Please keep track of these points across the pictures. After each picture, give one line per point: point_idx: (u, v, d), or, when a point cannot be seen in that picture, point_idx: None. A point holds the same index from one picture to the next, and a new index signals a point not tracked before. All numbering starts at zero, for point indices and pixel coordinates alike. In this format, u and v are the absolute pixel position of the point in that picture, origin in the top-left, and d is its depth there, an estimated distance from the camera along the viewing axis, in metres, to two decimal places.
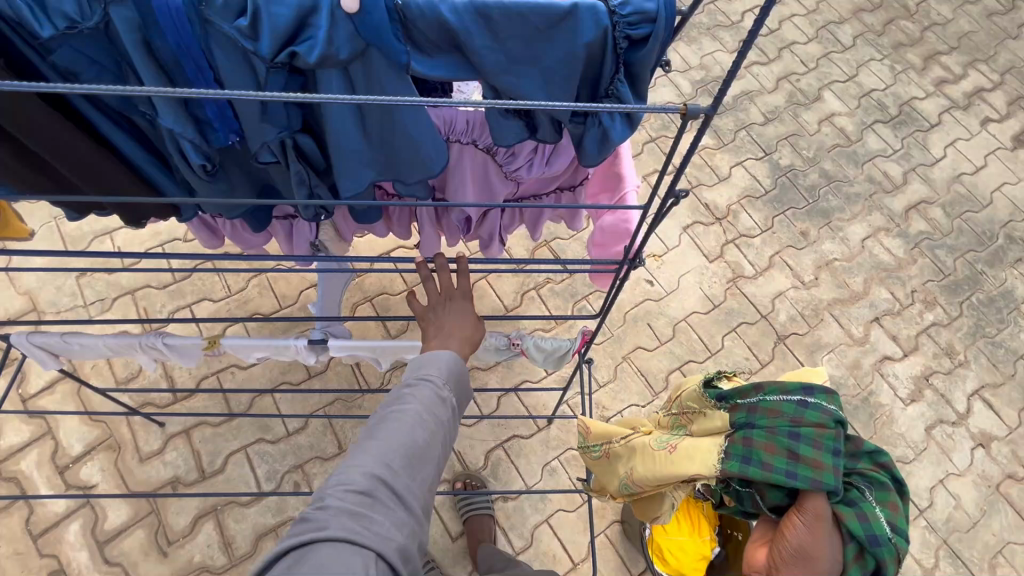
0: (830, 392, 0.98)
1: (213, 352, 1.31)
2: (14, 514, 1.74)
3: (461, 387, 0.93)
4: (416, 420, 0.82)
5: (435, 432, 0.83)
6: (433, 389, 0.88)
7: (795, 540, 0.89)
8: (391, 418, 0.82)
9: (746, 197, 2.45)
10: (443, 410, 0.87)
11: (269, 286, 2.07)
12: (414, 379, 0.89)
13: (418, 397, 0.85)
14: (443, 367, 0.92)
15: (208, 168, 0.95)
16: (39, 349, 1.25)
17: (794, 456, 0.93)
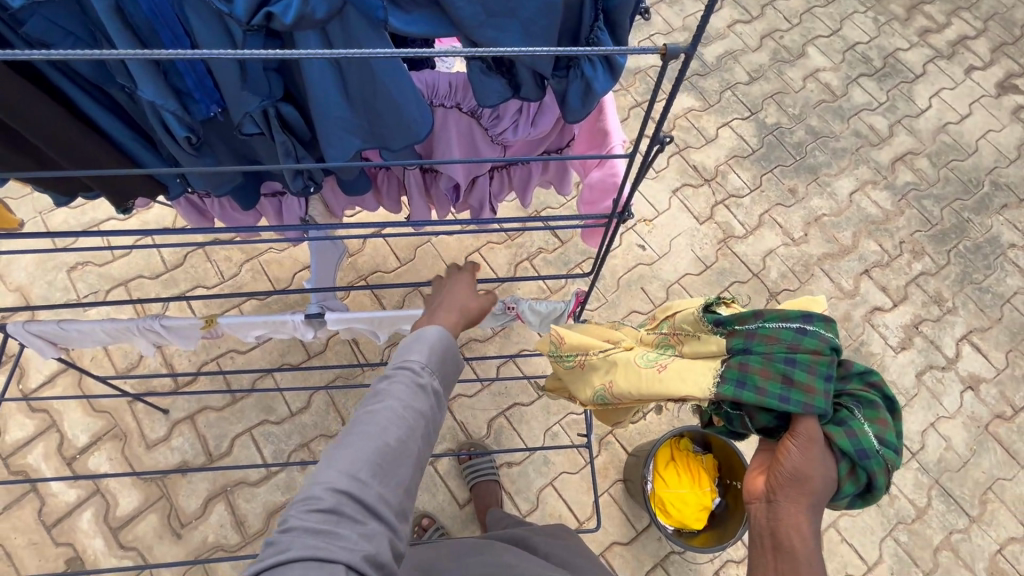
0: (828, 318, 0.86)
1: (211, 333, 1.32)
2: (26, 506, 1.76)
3: (444, 372, 0.91)
4: (388, 419, 0.80)
5: (411, 427, 0.81)
6: (410, 381, 0.85)
7: (790, 464, 0.80)
8: (364, 420, 0.80)
9: (734, 157, 2.46)
10: (421, 401, 0.85)
11: (262, 271, 2.08)
12: (391, 371, 0.86)
13: (392, 393, 0.83)
14: (423, 354, 0.90)
15: (192, 141, 0.94)
16: (38, 338, 1.26)
17: (787, 381, 0.83)
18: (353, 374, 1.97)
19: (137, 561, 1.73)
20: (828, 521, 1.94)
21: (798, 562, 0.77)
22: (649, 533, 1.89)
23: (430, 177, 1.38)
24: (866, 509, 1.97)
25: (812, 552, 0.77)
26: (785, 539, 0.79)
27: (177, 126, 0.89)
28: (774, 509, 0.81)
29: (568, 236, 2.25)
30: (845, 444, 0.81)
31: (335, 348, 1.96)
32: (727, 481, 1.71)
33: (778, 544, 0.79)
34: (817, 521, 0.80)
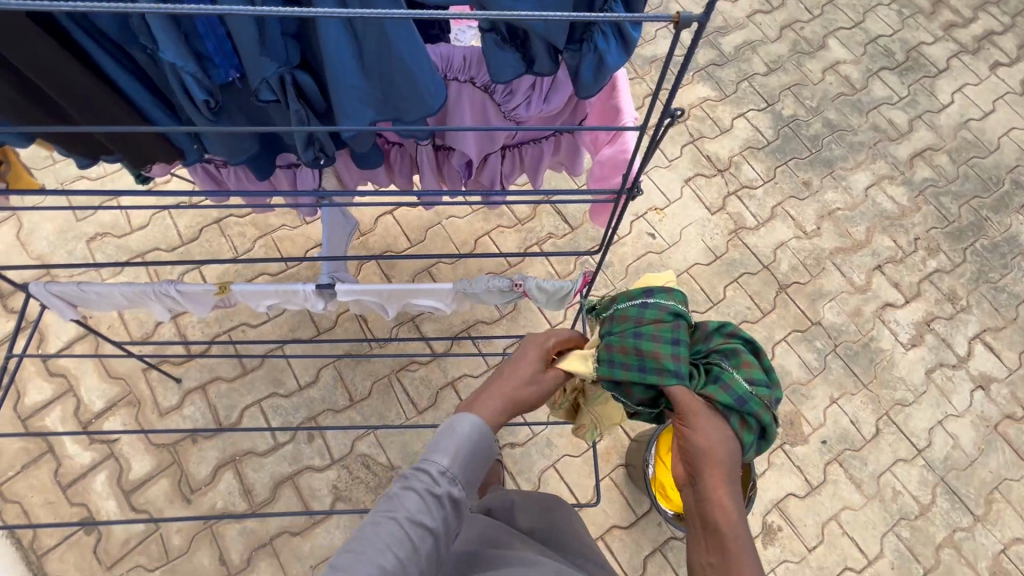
0: (668, 289, 0.97)
1: (225, 300, 1.35)
2: (44, 466, 1.82)
3: (468, 476, 0.87)
4: (393, 536, 0.79)
5: (417, 544, 0.80)
6: (425, 490, 0.83)
7: (691, 441, 0.83)
8: (369, 532, 0.80)
9: (748, 148, 2.44)
10: (435, 512, 0.83)
11: (276, 247, 2.11)
12: (406, 477, 0.84)
13: (402, 504, 0.82)
14: (448, 455, 0.85)
15: (209, 105, 0.97)
16: (57, 298, 1.30)
17: (638, 352, 0.92)
18: (361, 351, 2.00)
19: (148, 523, 1.78)
20: (830, 513, 1.94)
21: (727, 539, 0.75)
22: (649, 518, 1.90)
23: (443, 154, 1.41)
24: (868, 503, 1.96)
25: (739, 523, 0.76)
26: (710, 519, 0.77)
27: (196, 89, 0.91)
28: (695, 494, 0.81)
29: (578, 222, 2.25)
30: (725, 397, 0.85)
31: (344, 324, 1.98)
32: None
33: (708, 527, 0.78)
34: (738, 492, 0.79)
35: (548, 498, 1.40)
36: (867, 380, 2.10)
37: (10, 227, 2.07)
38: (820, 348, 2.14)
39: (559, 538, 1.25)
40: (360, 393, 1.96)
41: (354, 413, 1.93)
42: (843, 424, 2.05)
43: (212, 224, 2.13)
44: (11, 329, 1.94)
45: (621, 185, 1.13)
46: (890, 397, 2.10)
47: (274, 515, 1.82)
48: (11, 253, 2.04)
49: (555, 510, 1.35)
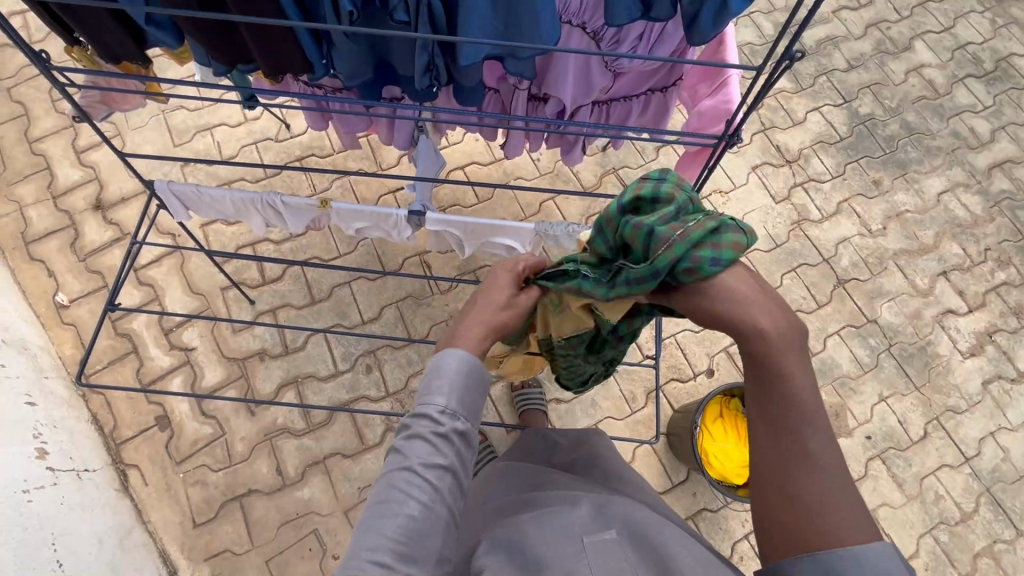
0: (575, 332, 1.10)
1: (323, 215, 1.44)
2: (127, 364, 1.97)
3: (469, 408, 0.84)
4: (410, 487, 0.78)
5: (440, 485, 0.80)
6: (430, 434, 0.81)
7: (739, 313, 0.71)
8: (387, 490, 0.78)
9: (820, 142, 2.42)
10: (445, 449, 0.81)
11: (351, 189, 2.22)
12: (406, 431, 0.82)
13: (413, 454, 0.80)
14: (443, 395, 0.83)
15: (350, 17, 1.05)
16: (176, 199, 1.42)
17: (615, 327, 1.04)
18: (423, 294, 2.10)
19: (215, 428, 1.91)
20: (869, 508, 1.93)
21: (795, 410, 0.70)
22: (684, 487, 1.94)
23: (535, 106, 1.47)
24: (908, 503, 1.95)
25: (808, 387, 0.70)
26: (780, 392, 0.70)
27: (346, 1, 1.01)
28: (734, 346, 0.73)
29: None
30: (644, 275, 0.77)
31: (410, 267, 2.07)
32: None
33: (776, 397, 0.71)
34: (806, 353, 0.71)
35: (589, 430, 1.43)
36: (920, 382, 2.08)
37: (115, 145, 2.23)
38: (874, 346, 2.12)
39: (599, 466, 1.25)
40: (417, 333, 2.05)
41: (411, 352, 2.02)
42: (890, 422, 2.04)
43: (295, 161, 2.24)
44: (109, 238, 2.10)
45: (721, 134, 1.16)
46: (941, 402, 2.08)
47: (329, 437, 1.93)
48: (113, 168, 2.19)
49: (593, 439, 1.38)
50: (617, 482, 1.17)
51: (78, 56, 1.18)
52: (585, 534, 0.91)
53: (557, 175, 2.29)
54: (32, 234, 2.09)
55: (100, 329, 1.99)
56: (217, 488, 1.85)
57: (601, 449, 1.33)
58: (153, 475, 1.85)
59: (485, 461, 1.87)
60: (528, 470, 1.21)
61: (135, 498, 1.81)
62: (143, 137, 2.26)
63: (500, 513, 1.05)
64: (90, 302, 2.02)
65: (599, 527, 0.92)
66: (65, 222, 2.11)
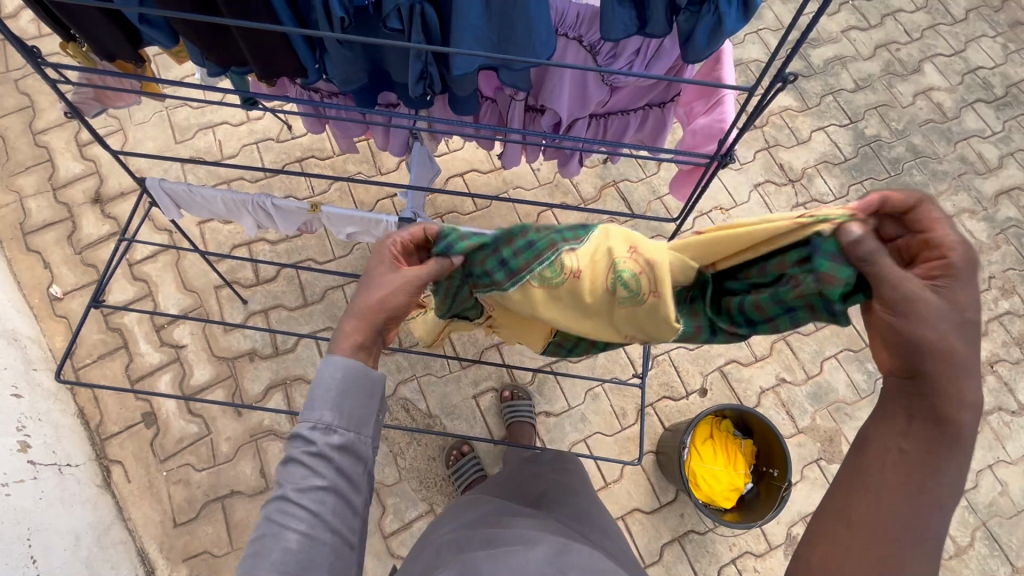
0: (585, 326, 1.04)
1: (314, 219, 1.43)
2: (117, 359, 1.96)
3: (345, 420, 0.86)
4: (287, 514, 0.81)
5: (319, 504, 0.82)
6: (305, 456, 0.84)
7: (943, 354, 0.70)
8: (267, 521, 0.82)
9: (823, 162, 2.39)
10: (322, 469, 0.84)
11: (349, 193, 2.21)
12: (283, 460, 0.84)
13: (290, 478, 0.83)
14: (315, 414, 0.85)
15: (344, 23, 1.05)
16: (167, 198, 1.41)
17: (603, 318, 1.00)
18: None
19: (201, 427, 1.90)
20: None
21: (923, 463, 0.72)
22: (672, 508, 1.91)
23: (532, 116, 1.46)
24: None
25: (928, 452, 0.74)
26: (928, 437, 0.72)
27: (337, 7, 1.00)
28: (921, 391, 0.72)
29: (641, 210, 2.28)
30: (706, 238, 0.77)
31: None
32: (762, 469, 1.73)
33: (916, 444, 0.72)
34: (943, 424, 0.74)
35: (566, 456, 1.40)
36: None
37: (117, 140, 2.25)
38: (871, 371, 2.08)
39: (560, 500, 1.22)
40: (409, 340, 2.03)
41: (400, 357, 1.99)
42: None
43: (294, 162, 2.24)
44: (106, 232, 2.11)
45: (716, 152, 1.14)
46: None
47: None
48: (114, 164, 2.19)
49: (564, 467, 1.36)
50: (575, 521, 1.14)
51: (73, 52, 1.18)
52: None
53: (556, 185, 2.29)
54: (30, 225, 2.10)
55: (92, 323, 1.98)
56: (199, 488, 1.84)
57: (573, 479, 1.32)
58: (135, 473, 1.84)
59: (471, 473, 1.84)
60: (493, 503, 1.20)
61: (116, 495, 1.80)
62: (144, 133, 2.27)
63: (458, 547, 1.04)
64: (83, 295, 2.02)
65: (552, 572, 0.90)
66: (64, 214, 2.12)
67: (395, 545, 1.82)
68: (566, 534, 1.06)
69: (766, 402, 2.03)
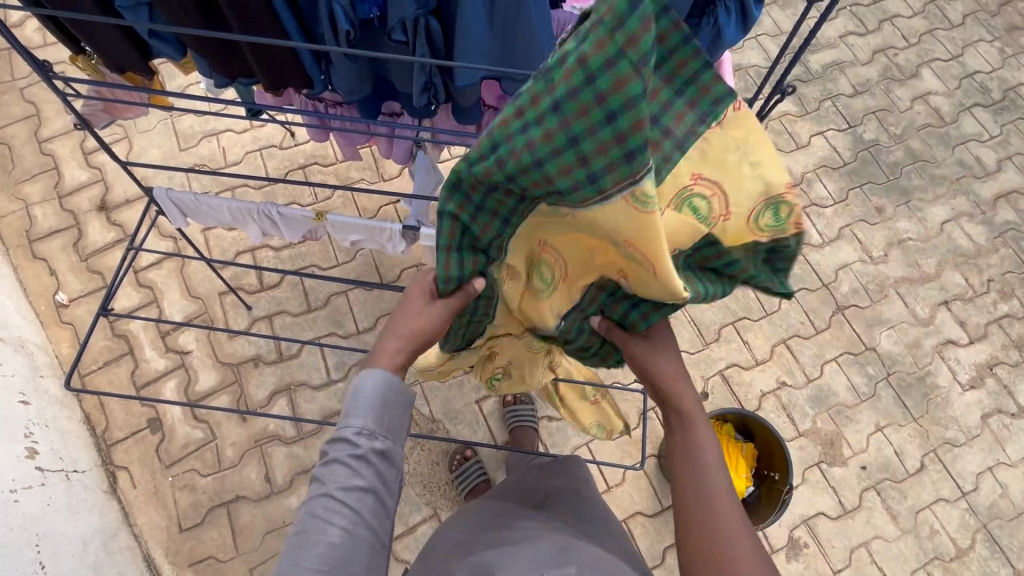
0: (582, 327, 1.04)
1: (319, 227, 1.45)
2: (122, 365, 1.98)
3: (388, 425, 0.91)
4: (330, 509, 0.84)
5: (362, 505, 0.85)
6: (350, 457, 0.87)
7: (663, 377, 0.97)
8: (308, 517, 0.84)
9: (823, 166, 2.40)
10: (365, 471, 0.87)
11: (352, 200, 2.24)
12: (325, 458, 0.87)
13: (334, 477, 0.85)
14: (361, 417, 0.89)
15: (350, 37, 1.07)
16: (175, 208, 1.44)
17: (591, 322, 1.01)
18: None
19: (206, 432, 1.91)
20: (861, 540, 1.91)
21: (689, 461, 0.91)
22: (674, 511, 1.92)
23: None
24: (902, 537, 1.92)
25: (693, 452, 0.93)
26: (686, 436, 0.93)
27: (343, 20, 1.01)
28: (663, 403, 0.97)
29: None
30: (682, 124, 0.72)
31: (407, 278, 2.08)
32: (764, 471, 1.74)
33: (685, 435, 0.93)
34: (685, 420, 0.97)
35: (570, 458, 1.39)
36: (918, 414, 2.06)
37: (121, 148, 2.27)
38: (872, 374, 2.10)
39: (560, 498, 1.23)
40: None
41: None
42: (886, 453, 2.01)
43: (297, 169, 2.26)
44: (111, 240, 2.13)
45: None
46: (939, 434, 2.04)
47: (318, 446, 1.92)
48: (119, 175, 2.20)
49: (567, 467, 1.36)
50: (576, 519, 1.15)
51: (83, 64, 1.20)
52: (545, 569, 0.92)
53: None
54: (37, 233, 2.12)
55: (97, 330, 2.00)
56: (205, 494, 1.85)
57: (573, 471, 1.34)
58: (142, 478, 1.85)
59: (475, 477, 1.86)
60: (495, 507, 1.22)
61: (122, 500, 1.81)
62: (149, 140, 2.29)
63: (463, 549, 1.06)
64: (89, 302, 2.04)
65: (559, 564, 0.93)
66: (70, 222, 2.14)
67: (399, 550, 1.83)
68: (568, 530, 1.09)
69: (767, 405, 2.05)
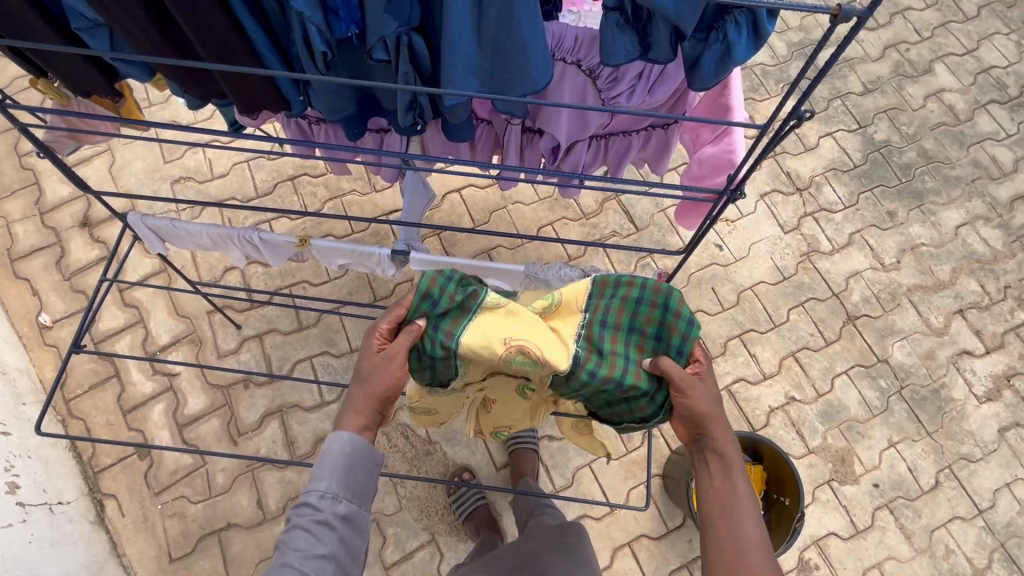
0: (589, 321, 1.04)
1: (302, 253, 1.38)
2: (108, 390, 1.91)
3: (351, 493, 1.02)
4: (293, 572, 0.94)
5: (323, 567, 0.96)
6: (314, 519, 0.98)
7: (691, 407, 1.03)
8: (276, 574, 0.95)
9: (832, 169, 2.30)
10: (327, 534, 0.98)
11: (344, 211, 2.17)
12: (292, 519, 0.99)
13: (298, 540, 0.97)
14: (323, 486, 1.00)
15: (327, 57, 0.99)
16: (149, 232, 1.36)
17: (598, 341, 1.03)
18: None
19: (196, 458, 1.86)
20: (874, 560, 1.84)
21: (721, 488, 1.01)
22: (680, 533, 1.86)
23: (530, 138, 1.39)
24: (916, 557, 1.85)
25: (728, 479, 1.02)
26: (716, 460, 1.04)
27: (317, 40, 0.94)
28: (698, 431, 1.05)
29: (644, 224, 2.22)
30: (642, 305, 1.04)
31: (401, 295, 2.03)
32: (773, 495, 1.68)
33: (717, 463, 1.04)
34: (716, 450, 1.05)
35: (569, 524, 1.35)
36: (932, 428, 1.98)
37: (104, 161, 2.19)
38: (884, 388, 2.02)
39: None
40: None
41: None
42: (900, 470, 1.94)
43: (287, 181, 2.20)
44: (94, 257, 2.05)
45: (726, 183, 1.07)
46: (954, 449, 1.97)
47: (312, 470, 1.86)
48: (102, 184, 2.16)
49: (568, 540, 1.30)
50: None
51: (43, 88, 1.12)
52: None
53: (556, 199, 2.23)
54: (17, 251, 2.05)
55: (82, 352, 1.94)
56: (195, 522, 1.80)
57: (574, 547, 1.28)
58: (130, 507, 1.79)
59: (473, 502, 1.80)
60: None
61: (110, 530, 1.76)
62: (131, 152, 2.21)
63: None
64: (73, 323, 1.98)
65: None
66: (51, 239, 2.07)
67: None
68: None
69: (775, 421, 1.98)
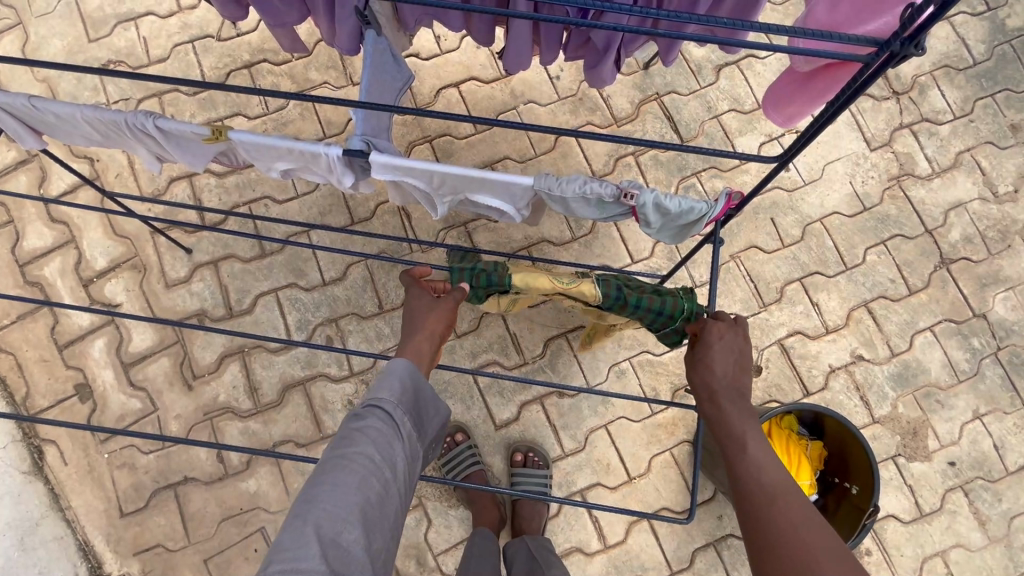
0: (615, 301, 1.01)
1: (222, 150, 0.97)
2: (39, 321, 1.62)
3: (425, 411, 0.87)
4: (365, 467, 0.75)
5: (392, 475, 0.77)
6: (386, 421, 0.80)
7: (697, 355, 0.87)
8: (338, 469, 0.74)
9: (943, 66, 1.76)
10: (398, 443, 0.80)
11: (313, 109, 1.74)
12: (364, 408, 0.81)
13: (370, 436, 0.78)
14: (397, 391, 0.83)
15: None
16: (10, 119, 0.95)
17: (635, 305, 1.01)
18: (400, 252, 1.66)
19: (145, 403, 1.60)
20: (937, 548, 1.55)
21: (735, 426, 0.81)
22: (708, 508, 1.59)
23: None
24: (989, 547, 1.56)
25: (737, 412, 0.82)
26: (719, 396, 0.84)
27: None
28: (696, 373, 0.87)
29: (691, 135, 1.75)
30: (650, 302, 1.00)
31: (384, 217, 1.66)
32: (832, 478, 1.40)
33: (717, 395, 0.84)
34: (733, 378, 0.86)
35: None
36: None
37: (14, 37, 1.75)
38: (976, 348, 1.64)
39: None
40: (391, 300, 1.65)
41: (381, 323, 1.63)
42: (983, 447, 1.60)
43: (242, 68, 1.75)
44: (12, 160, 1.68)
45: (884, 31, 0.67)
46: None
47: (279, 421, 1.60)
48: (14, 68, 1.73)
49: None
50: None
51: None
52: None
53: (581, 100, 1.76)
54: None
55: (6, 277, 1.63)
56: (147, 474, 1.56)
57: None
58: (73, 455, 1.55)
59: (469, 467, 1.55)
60: None
61: (53, 480, 1.54)
62: (47, 28, 1.76)
63: None
64: None
65: None
66: None
67: None
68: None
69: (835, 384, 1.62)
